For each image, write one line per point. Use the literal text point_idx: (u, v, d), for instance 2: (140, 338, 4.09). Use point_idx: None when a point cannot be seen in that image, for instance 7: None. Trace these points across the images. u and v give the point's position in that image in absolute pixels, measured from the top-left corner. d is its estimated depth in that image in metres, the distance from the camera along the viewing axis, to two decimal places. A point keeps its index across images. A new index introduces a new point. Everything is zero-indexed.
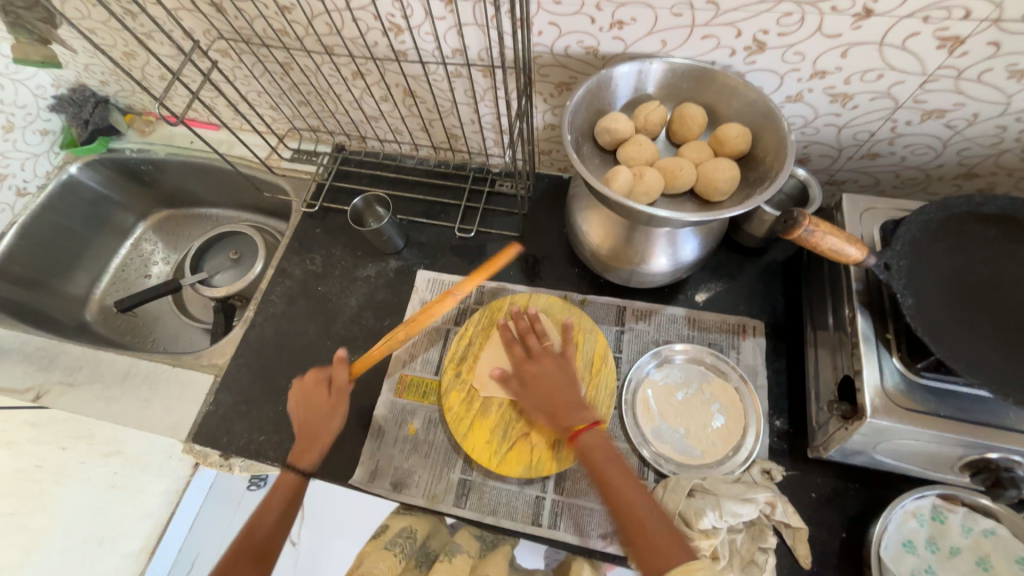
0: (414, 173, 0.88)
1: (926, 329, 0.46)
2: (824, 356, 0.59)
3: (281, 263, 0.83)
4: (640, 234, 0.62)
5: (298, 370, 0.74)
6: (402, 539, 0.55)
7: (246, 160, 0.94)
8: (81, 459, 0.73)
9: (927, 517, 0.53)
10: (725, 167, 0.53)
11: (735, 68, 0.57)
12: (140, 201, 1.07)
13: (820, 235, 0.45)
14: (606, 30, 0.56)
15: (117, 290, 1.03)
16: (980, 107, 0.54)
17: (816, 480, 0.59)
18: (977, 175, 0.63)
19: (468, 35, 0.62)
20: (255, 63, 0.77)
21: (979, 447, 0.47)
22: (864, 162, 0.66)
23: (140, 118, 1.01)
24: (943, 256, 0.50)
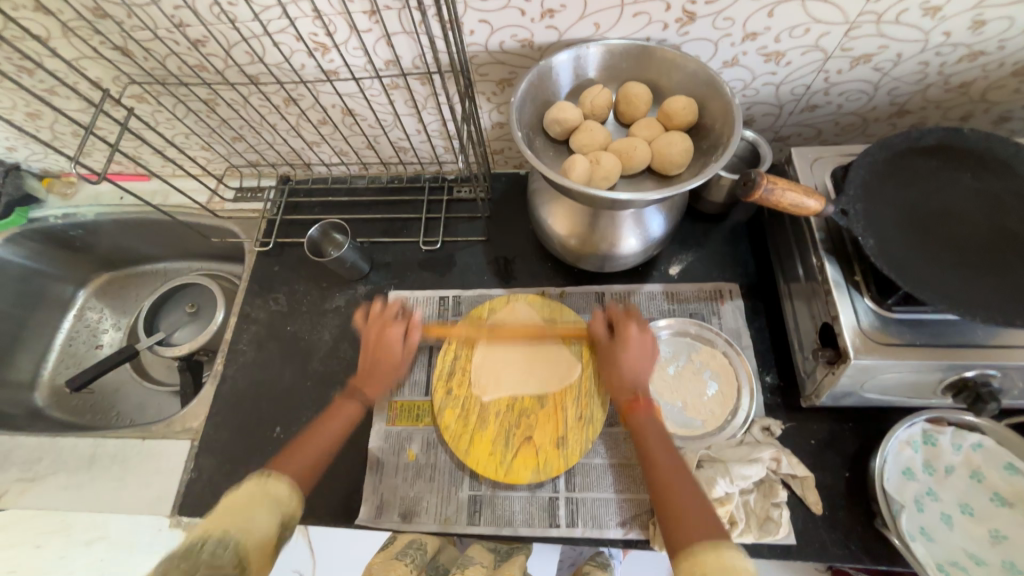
0: (368, 193, 0.85)
1: (891, 265, 0.48)
2: (800, 307, 0.60)
3: (243, 309, 0.78)
4: (607, 219, 0.61)
5: (281, 416, 0.70)
6: (413, 549, 0.58)
7: (185, 207, 0.88)
8: (62, 551, 0.70)
9: (920, 442, 0.55)
10: (677, 140, 0.54)
11: (670, 41, 0.58)
12: (76, 269, 0.99)
13: (779, 193, 0.46)
14: (538, 20, 0.55)
15: (68, 367, 0.95)
16: (902, 47, 0.56)
17: (813, 427, 0.61)
18: (908, 112, 0.66)
19: (399, 44, 0.60)
20: (176, 104, 0.72)
21: (956, 368, 0.49)
22: (804, 115, 0.68)
23: (59, 180, 0.93)
24: (894, 193, 0.52)
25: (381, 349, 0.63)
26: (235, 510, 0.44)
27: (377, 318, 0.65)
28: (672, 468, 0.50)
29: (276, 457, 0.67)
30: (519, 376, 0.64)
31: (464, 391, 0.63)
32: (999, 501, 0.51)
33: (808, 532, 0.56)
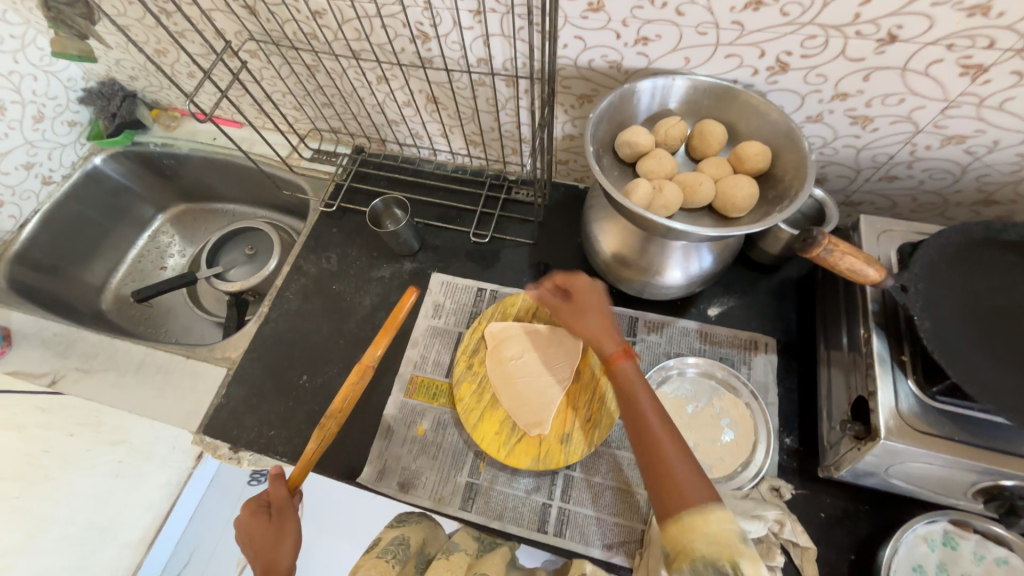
0: (432, 178, 0.89)
1: (944, 352, 0.46)
2: (837, 375, 0.59)
3: (297, 260, 0.84)
4: (657, 245, 0.62)
5: (310, 364, 0.75)
6: (395, 545, 0.51)
7: (267, 158, 0.95)
8: (87, 446, 0.74)
9: (939, 542, 0.53)
10: (744, 184, 0.54)
11: (757, 87, 0.58)
12: (160, 194, 1.09)
13: (838, 256, 0.45)
14: (630, 45, 0.57)
15: (131, 280, 1.05)
16: (1001, 135, 0.54)
17: (825, 500, 0.59)
18: (995, 202, 0.63)
19: (494, 45, 0.63)
20: (282, 64, 0.78)
21: (993, 474, 0.46)
22: (881, 184, 0.66)
23: (166, 113, 1.03)
24: (962, 280, 0.50)
25: (266, 535, 0.52)
26: None
27: (254, 518, 0.53)
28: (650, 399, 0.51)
29: (298, 402, 0.72)
30: (541, 370, 0.65)
31: (483, 369, 0.66)
32: None
33: None
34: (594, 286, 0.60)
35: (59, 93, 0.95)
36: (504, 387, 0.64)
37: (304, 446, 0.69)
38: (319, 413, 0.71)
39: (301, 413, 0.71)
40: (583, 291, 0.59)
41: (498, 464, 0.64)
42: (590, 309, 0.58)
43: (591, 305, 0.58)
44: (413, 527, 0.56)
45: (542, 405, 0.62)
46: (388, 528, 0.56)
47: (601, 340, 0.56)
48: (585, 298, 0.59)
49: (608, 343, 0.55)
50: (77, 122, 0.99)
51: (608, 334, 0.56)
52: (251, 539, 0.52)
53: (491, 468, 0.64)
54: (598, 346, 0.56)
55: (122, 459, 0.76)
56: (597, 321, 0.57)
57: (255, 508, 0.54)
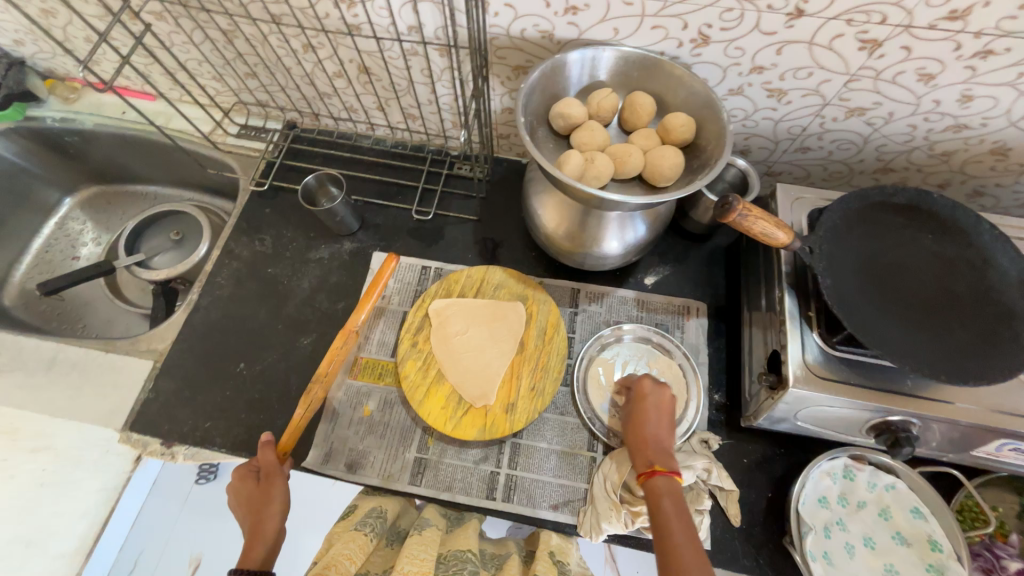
0: (371, 154, 0.86)
1: (842, 306, 0.51)
2: (757, 333, 0.63)
3: (228, 244, 0.79)
4: (593, 217, 0.63)
5: (246, 351, 0.72)
6: (372, 518, 0.54)
7: (187, 134, 0.88)
8: (1, 454, 0.65)
9: (840, 475, 0.59)
10: (671, 154, 0.56)
11: (682, 59, 0.60)
12: (65, 176, 0.99)
13: (751, 220, 0.48)
14: (560, 15, 0.57)
15: (40, 273, 0.95)
16: (894, 107, 0.59)
17: (748, 447, 0.65)
18: (893, 170, 0.69)
19: (424, 12, 0.61)
20: (194, 29, 0.72)
21: (881, 411, 0.52)
22: (797, 155, 0.71)
23: (64, 84, 0.92)
24: (860, 241, 0.55)
25: (256, 498, 0.54)
26: None
27: (244, 485, 0.55)
28: (680, 516, 0.48)
29: (236, 390, 0.69)
30: (485, 343, 0.66)
31: (428, 346, 0.66)
32: (899, 540, 0.55)
33: (723, 542, 0.60)
34: (661, 394, 0.58)
35: None
36: (449, 363, 0.65)
37: (244, 435, 0.66)
38: (258, 401, 0.68)
39: (239, 402, 0.68)
40: (646, 399, 0.58)
41: (447, 438, 0.65)
42: (652, 416, 0.56)
43: (662, 413, 0.57)
44: (386, 499, 0.59)
45: (487, 378, 0.64)
46: (363, 496, 0.60)
47: (643, 450, 0.54)
48: (645, 407, 0.57)
49: (647, 451, 0.54)
50: None
51: (657, 446, 0.54)
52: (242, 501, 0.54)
53: (439, 442, 0.65)
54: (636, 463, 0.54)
55: (46, 466, 0.66)
56: (656, 423, 0.56)
57: (244, 475, 0.55)
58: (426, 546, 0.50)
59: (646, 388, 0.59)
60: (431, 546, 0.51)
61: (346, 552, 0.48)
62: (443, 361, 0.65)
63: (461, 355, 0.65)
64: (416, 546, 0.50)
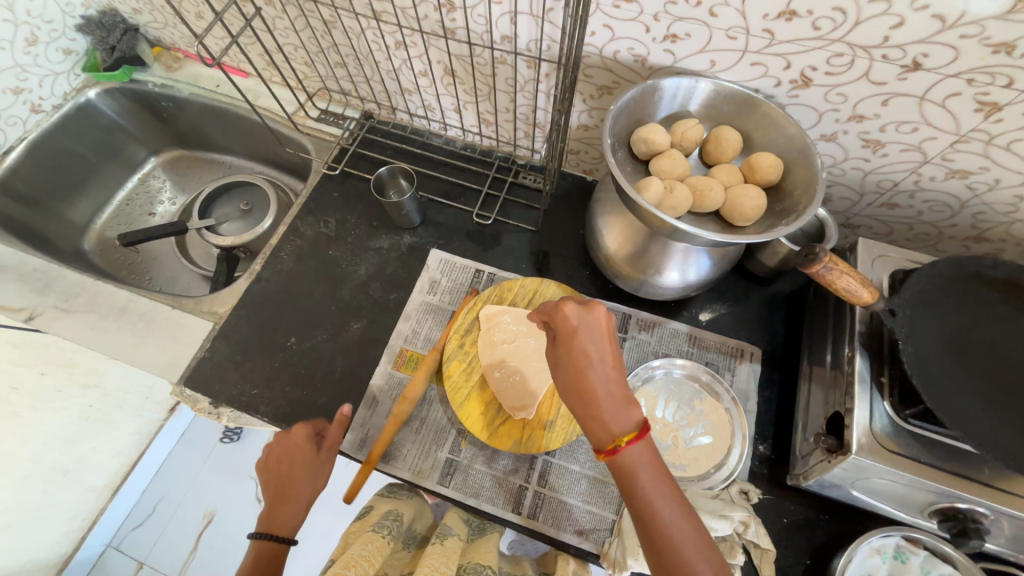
0: (440, 153, 0.87)
1: (922, 378, 0.48)
2: (816, 391, 0.60)
3: (294, 221, 0.82)
4: (660, 246, 0.62)
5: (298, 328, 0.74)
6: (389, 521, 0.55)
7: (272, 112, 0.93)
8: (58, 387, 0.81)
9: (890, 554, 0.55)
10: (754, 195, 0.54)
11: (777, 99, 0.58)
12: (154, 136, 1.05)
13: (836, 274, 0.46)
14: (659, 41, 0.56)
15: (119, 224, 1.02)
16: (1003, 174, 0.56)
17: (789, 506, 0.62)
18: (986, 240, 0.65)
19: (521, 24, 0.62)
20: (298, 16, 0.75)
21: (951, 496, 0.49)
22: (881, 210, 0.68)
23: (168, 53, 0.98)
24: (947, 311, 0.52)
25: (300, 465, 0.57)
26: None
27: (296, 445, 0.58)
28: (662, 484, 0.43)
29: (284, 363, 0.71)
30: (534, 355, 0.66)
31: (474, 350, 0.67)
32: None
33: None
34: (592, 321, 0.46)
35: (55, 17, 0.89)
36: (493, 370, 0.65)
37: (285, 408, 0.68)
38: (303, 377, 0.70)
39: (285, 375, 0.70)
40: (573, 333, 0.46)
41: (480, 443, 0.65)
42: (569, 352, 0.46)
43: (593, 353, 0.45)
44: (401, 501, 0.60)
45: (530, 391, 0.63)
46: (379, 497, 0.60)
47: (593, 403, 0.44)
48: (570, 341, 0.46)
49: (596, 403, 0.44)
50: (72, 51, 0.93)
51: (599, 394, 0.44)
52: (283, 459, 0.57)
53: (472, 447, 0.65)
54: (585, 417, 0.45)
55: (92, 404, 0.86)
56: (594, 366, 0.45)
57: (306, 432, 0.59)
58: (447, 558, 0.50)
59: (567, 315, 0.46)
60: (453, 559, 0.51)
61: (366, 553, 0.48)
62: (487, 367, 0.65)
63: (506, 364, 0.65)
64: (438, 557, 0.50)
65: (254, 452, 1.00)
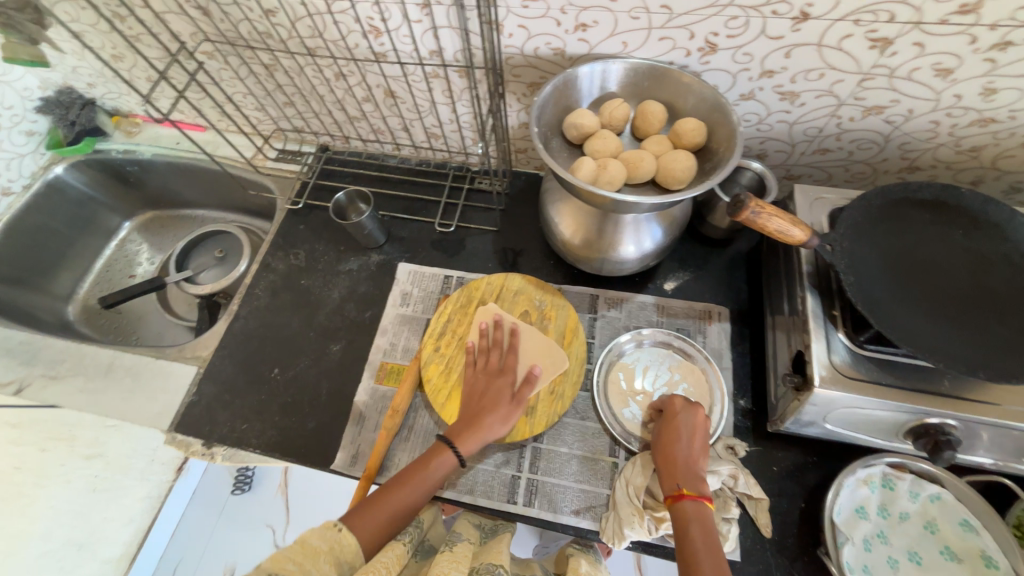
0: (396, 172, 0.91)
1: (867, 303, 0.50)
2: (781, 336, 0.62)
3: (265, 258, 0.85)
4: (608, 222, 0.65)
5: (281, 358, 0.76)
6: (412, 526, 0.57)
7: (232, 160, 0.96)
8: (60, 460, 0.83)
9: (878, 483, 0.57)
10: (683, 158, 0.57)
11: (691, 68, 0.62)
12: (125, 201, 1.09)
13: (765, 218, 0.49)
14: (571, 32, 0.60)
15: (100, 290, 1.04)
16: (914, 104, 0.59)
17: (776, 454, 0.63)
18: (919, 169, 0.68)
19: (444, 38, 0.65)
20: (240, 65, 0.79)
21: (917, 413, 0.50)
22: (816, 157, 0.71)
23: (127, 120, 1.02)
24: (883, 238, 0.54)
25: (488, 402, 0.61)
26: (304, 557, 0.45)
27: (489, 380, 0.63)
28: (710, 550, 0.48)
29: (271, 395, 0.73)
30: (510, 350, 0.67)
31: (449, 350, 0.68)
32: (949, 555, 0.52)
33: (754, 553, 0.58)
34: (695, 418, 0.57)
35: (15, 102, 0.93)
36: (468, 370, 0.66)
37: (277, 437, 0.70)
38: (291, 405, 0.72)
39: (274, 405, 0.72)
40: (675, 417, 0.58)
41: (469, 441, 0.66)
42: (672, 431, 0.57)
43: (689, 439, 0.56)
44: (423, 510, 0.63)
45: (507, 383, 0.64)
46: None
47: (672, 473, 0.54)
48: (674, 425, 0.57)
49: (676, 474, 0.54)
50: (35, 132, 0.98)
51: (685, 472, 0.54)
52: (476, 389, 0.63)
53: None
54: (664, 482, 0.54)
55: (98, 474, 0.87)
56: (685, 447, 0.55)
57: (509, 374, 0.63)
58: (457, 562, 0.52)
59: (676, 404, 0.59)
60: (464, 562, 0.53)
61: (386, 561, 0.50)
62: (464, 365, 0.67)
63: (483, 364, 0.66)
64: (448, 562, 0.52)
65: (270, 498, 1.06)
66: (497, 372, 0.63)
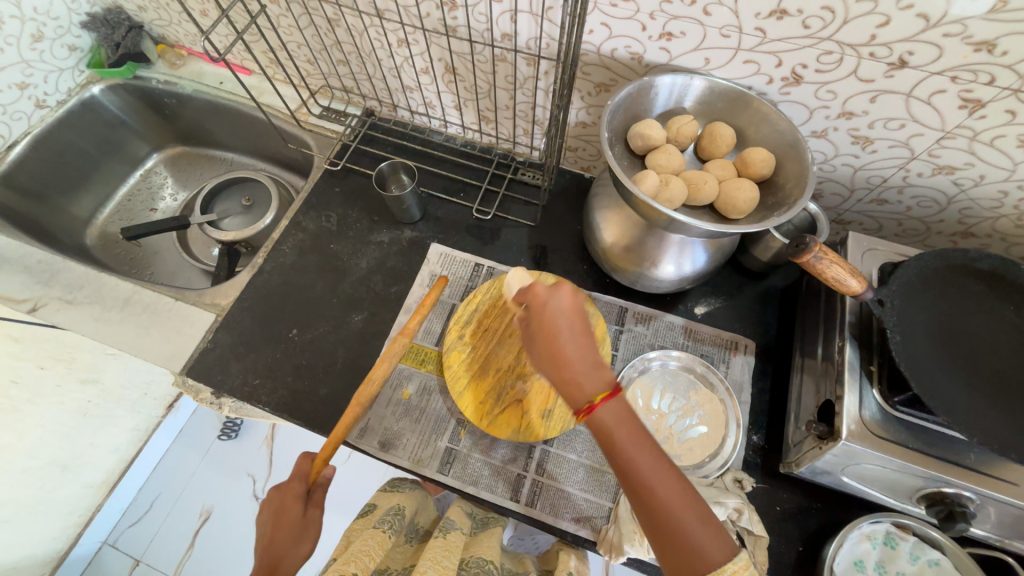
0: (440, 149, 0.89)
1: (910, 364, 0.50)
2: (808, 381, 0.62)
3: (296, 216, 0.83)
4: (655, 239, 0.64)
5: (299, 320, 0.75)
6: (392, 516, 0.56)
7: (275, 109, 0.94)
8: (57, 381, 0.82)
9: (880, 540, 0.57)
10: (747, 188, 0.56)
11: (769, 96, 0.60)
12: (156, 132, 1.06)
13: (825, 264, 0.47)
14: (655, 39, 0.58)
15: (121, 219, 1.03)
16: (987, 170, 0.57)
17: (782, 495, 0.63)
18: (973, 235, 0.67)
19: (521, 22, 0.63)
20: (302, 14, 0.76)
21: (938, 481, 0.50)
22: (871, 206, 0.70)
23: (172, 50, 0.99)
24: (935, 302, 0.54)
25: (288, 525, 0.54)
26: None
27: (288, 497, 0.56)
28: (634, 438, 0.44)
29: (285, 355, 0.72)
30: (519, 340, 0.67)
31: (474, 340, 0.68)
32: None
33: None
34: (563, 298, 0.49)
35: (62, 14, 0.90)
36: (488, 364, 0.66)
37: (288, 398, 0.69)
38: (305, 367, 0.71)
39: (287, 366, 0.71)
40: (544, 306, 0.49)
41: (479, 433, 0.66)
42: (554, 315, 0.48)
43: (564, 323, 0.48)
44: (405, 495, 0.62)
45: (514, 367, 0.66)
46: (383, 494, 0.63)
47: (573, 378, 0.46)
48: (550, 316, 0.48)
49: (569, 369, 0.46)
50: (77, 47, 0.94)
51: (582, 361, 0.46)
52: (276, 518, 0.54)
53: (471, 436, 0.66)
54: (570, 390, 0.45)
55: (90, 399, 0.88)
56: (571, 342, 0.47)
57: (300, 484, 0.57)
58: (450, 552, 0.52)
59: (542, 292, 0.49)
60: (455, 553, 0.52)
61: (367, 548, 0.49)
62: (486, 358, 0.67)
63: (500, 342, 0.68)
64: (441, 551, 0.52)
65: (255, 447, 1.04)
66: (287, 489, 0.57)
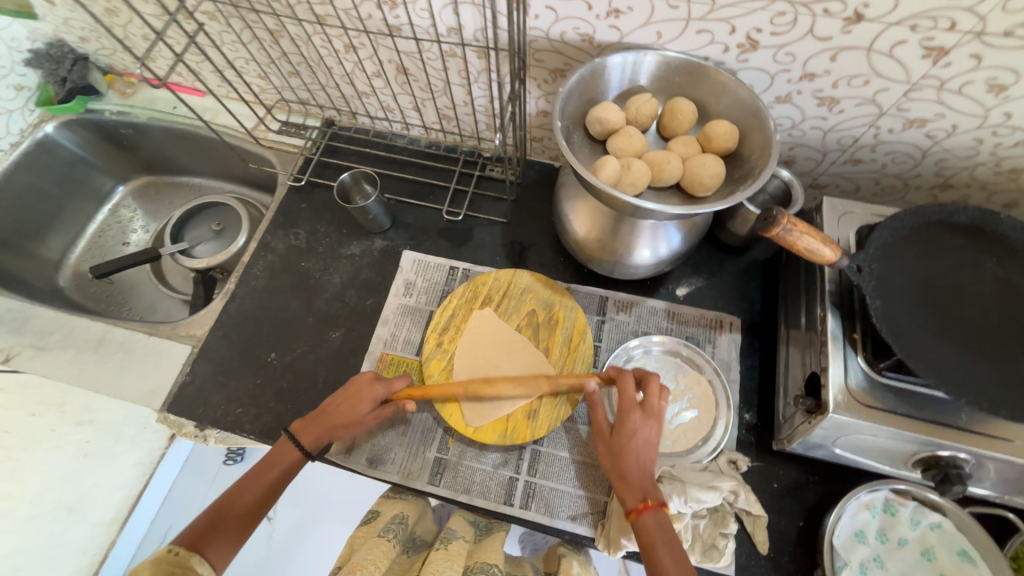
0: (404, 153, 0.87)
1: (892, 330, 0.48)
2: (795, 354, 0.61)
3: (264, 237, 0.81)
4: (625, 224, 0.62)
5: (277, 342, 0.74)
6: (395, 525, 0.56)
7: (232, 129, 0.92)
8: (51, 425, 0.81)
9: (880, 508, 0.56)
10: (712, 163, 0.54)
11: (727, 65, 0.58)
12: (118, 165, 1.04)
13: (796, 235, 0.45)
14: (602, 18, 0.56)
15: (92, 257, 1.01)
16: (958, 119, 0.55)
17: (779, 471, 0.62)
18: (952, 187, 0.65)
19: (464, 14, 0.61)
20: (243, 28, 0.74)
21: (931, 445, 0.49)
22: (846, 167, 0.67)
23: (122, 79, 0.97)
24: (914, 262, 0.52)
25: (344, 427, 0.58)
26: None
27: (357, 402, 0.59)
28: (669, 545, 0.48)
29: (266, 379, 0.71)
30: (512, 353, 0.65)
31: (452, 347, 0.66)
32: None
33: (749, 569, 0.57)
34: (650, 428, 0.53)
35: (2, 54, 0.88)
36: (468, 369, 0.65)
37: (272, 423, 0.68)
38: (287, 391, 0.70)
39: (268, 390, 0.70)
40: (631, 430, 0.53)
41: (467, 440, 0.65)
42: (634, 443, 0.53)
43: (644, 442, 0.53)
44: (409, 502, 0.61)
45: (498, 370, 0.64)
46: (387, 500, 0.62)
47: (630, 485, 0.51)
48: (633, 432, 0.53)
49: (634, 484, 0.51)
50: (24, 86, 0.92)
51: (642, 479, 0.51)
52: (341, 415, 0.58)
53: (459, 444, 0.65)
54: (625, 492, 0.51)
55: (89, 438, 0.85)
56: (640, 460, 0.52)
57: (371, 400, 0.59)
58: (452, 561, 0.51)
59: (631, 413, 0.54)
60: (458, 561, 0.51)
61: (372, 558, 0.49)
62: (465, 364, 0.65)
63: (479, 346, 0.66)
64: (443, 562, 0.51)
65: None
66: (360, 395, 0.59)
